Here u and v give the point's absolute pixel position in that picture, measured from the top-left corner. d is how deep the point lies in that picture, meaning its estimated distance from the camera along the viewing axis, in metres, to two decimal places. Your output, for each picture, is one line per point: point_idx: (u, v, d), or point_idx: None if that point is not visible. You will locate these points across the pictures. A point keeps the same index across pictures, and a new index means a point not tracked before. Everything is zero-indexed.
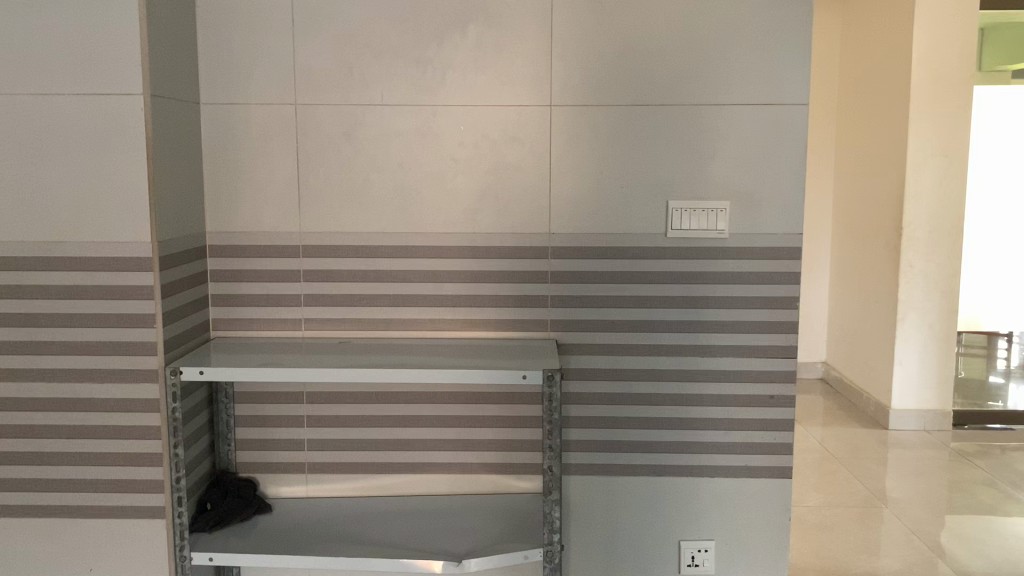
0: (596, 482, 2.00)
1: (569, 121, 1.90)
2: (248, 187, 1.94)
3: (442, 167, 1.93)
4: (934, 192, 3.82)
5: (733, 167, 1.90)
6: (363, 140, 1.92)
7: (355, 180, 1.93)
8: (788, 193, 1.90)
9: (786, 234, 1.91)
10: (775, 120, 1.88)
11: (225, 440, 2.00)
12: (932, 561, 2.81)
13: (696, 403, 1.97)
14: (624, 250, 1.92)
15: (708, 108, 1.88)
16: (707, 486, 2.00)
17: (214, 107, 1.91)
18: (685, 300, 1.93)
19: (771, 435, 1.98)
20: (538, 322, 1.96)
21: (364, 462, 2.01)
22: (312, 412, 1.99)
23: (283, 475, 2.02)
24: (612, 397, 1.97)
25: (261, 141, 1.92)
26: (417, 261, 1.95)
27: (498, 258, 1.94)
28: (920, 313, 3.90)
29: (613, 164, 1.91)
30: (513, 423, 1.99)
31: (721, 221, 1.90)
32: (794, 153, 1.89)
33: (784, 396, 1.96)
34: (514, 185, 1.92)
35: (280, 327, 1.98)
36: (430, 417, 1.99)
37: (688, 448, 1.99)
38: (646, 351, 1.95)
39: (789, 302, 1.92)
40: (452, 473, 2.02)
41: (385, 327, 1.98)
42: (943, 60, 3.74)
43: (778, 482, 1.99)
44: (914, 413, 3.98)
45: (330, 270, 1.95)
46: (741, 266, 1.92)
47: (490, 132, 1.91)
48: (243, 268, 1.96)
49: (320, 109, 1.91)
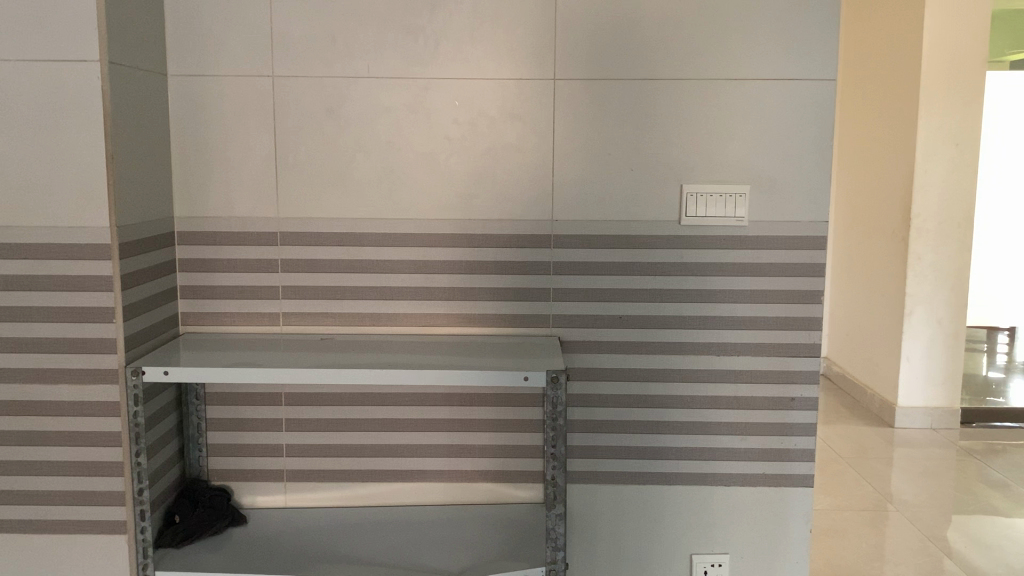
0: (601, 492, 1.84)
1: (575, 96, 1.73)
2: (220, 169, 1.76)
3: (435, 147, 1.75)
4: (944, 181, 3.67)
5: (755, 149, 1.74)
6: (348, 117, 1.74)
7: (339, 162, 1.76)
8: (812, 178, 1.74)
9: (811, 222, 1.75)
10: (801, 98, 1.72)
11: (196, 446, 1.83)
12: (948, 568, 2.65)
13: (710, 406, 1.81)
14: (633, 240, 1.76)
15: (727, 84, 1.72)
16: (721, 496, 1.84)
17: (183, 79, 1.73)
18: (699, 294, 1.77)
19: (791, 441, 1.82)
20: (539, 317, 1.79)
21: (349, 470, 1.85)
22: (291, 415, 1.83)
23: (260, 483, 1.85)
24: (619, 399, 1.81)
25: (235, 117, 1.74)
26: (406, 250, 1.78)
27: (496, 247, 1.77)
28: (928, 307, 3.76)
29: (623, 144, 1.74)
30: (511, 427, 1.82)
31: (739, 207, 1.74)
32: (822, 134, 1.73)
33: (806, 398, 1.81)
34: (515, 167, 1.75)
35: (256, 322, 1.81)
36: (420, 421, 1.83)
37: (701, 455, 1.83)
38: (656, 349, 1.79)
39: (812, 296, 1.77)
40: (445, 482, 1.85)
41: (371, 322, 1.81)
42: (955, 43, 3.58)
43: (797, 491, 1.84)
44: (922, 411, 3.84)
45: (311, 260, 1.78)
46: (761, 257, 1.76)
47: (488, 108, 1.74)
48: (214, 258, 1.78)
49: (301, 82, 1.73)
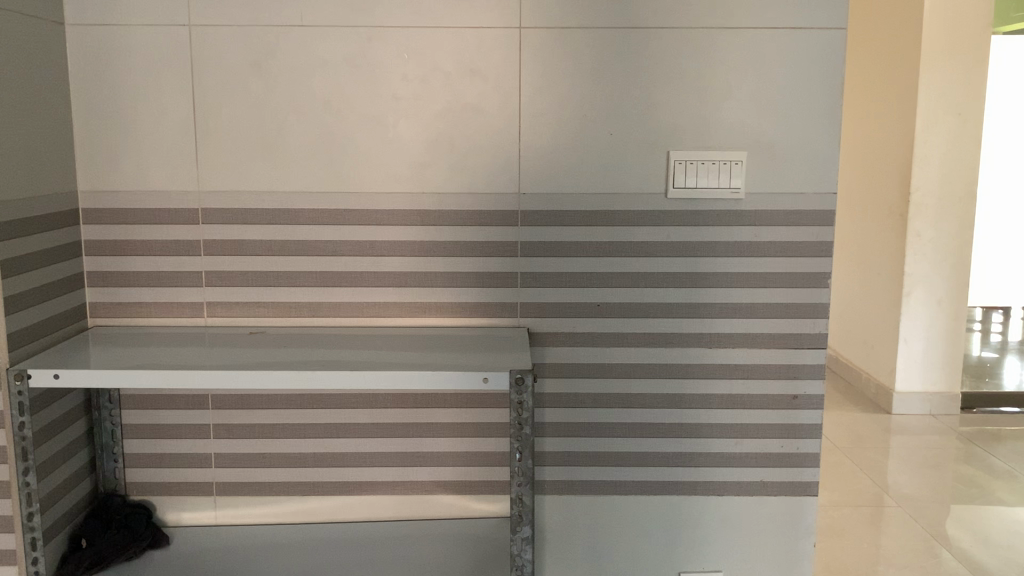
0: (577, 505, 1.61)
1: (543, 49, 1.48)
2: (131, 135, 1.51)
3: (381, 108, 1.50)
4: (945, 152, 3.44)
5: (754, 109, 1.50)
6: (279, 74, 1.49)
7: (269, 126, 1.51)
8: (817, 142, 1.51)
9: (817, 194, 1.52)
10: (805, 49, 1.48)
11: (110, 456, 1.59)
12: (957, 570, 2.42)
13: (701, 406, 1.58)
14: (613, 216, 1.52)
15: (721, 34, 1.48)
16: (713, 507, 1.62)
17: (83, 30, 1.48)
18: (688, 278, 1.54)
19: (793, 444, 1.60)
20: (505, 306, 1.55)
21: (289, 483, 1.61)
22: (220, 420, 1.59)
23: (186, 498, 1.61)
24: (597, 398, 1.58)
25: (146, 74, 1.49)
26: (350, 230, 1.53)
27: (453, 224, 1.53)
28: (928, 286, 3.55)
29: (601, 104, 1.50)
30: (473, 432, 1.59)
31: (735, 177, 1.51)
32: (830, 92, 1.50)
33: (810, 396, 1.58)
34: (475, 130, 1.51)
35: (177, 314, 1.56)
36: (369, 425, 1.59)
37: (691, 460, 1.60)
38: (640, 341, 1.56)
39: (817, 280, 1.54)
40: (398, 495, 1.62)
41: (311, 313, 1.56)
42: (957, 6, 3.34)
43: (796, 500, 1.62)
44: (920, 397, 3.64)
45: (238, 241, 1.54)
46: (759, 235, 1.53)
47: (443, 62, 1.49)
48: (126, 240, 1.54)
49: (222, 33, 1.48)
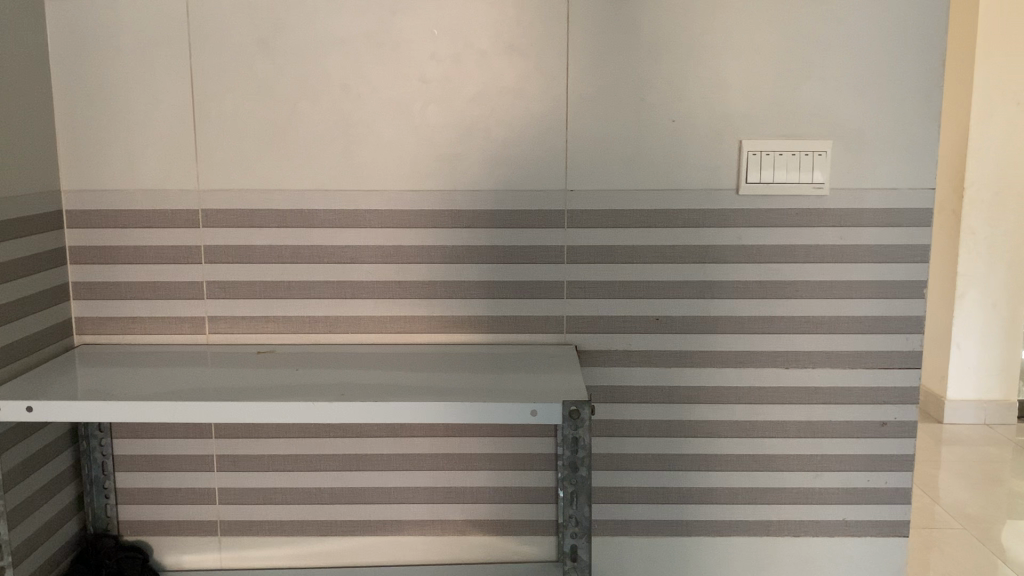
0: (631, 547, 1.41)
1: (596, 23, 1.28)
2: (121, 127, 1.32)
3: (407, 92, 1.30)
4: (1004, 144, 3.14)
5: (839, 91, 1.29)
6: (290, 54, 1.29)
7: (279, 115, 1.31)
8: (911, 130, 1.30)
9: (911, 189, 1.31)
10: (899, 22, 1.27)
11: (100, 492, 1.39)
12: None
13: (775, 435, 1.38)
14: (675, 216, 1.32)
15: (802, 4, 1.27)
16: (787, 549, 1.41)
17: (66, 5, 1.28)
18: (761, 287, 1.33)
19: (880, 478, 1.39)
20: (549, 320, 1.35)
21: (303, 522, 1.42)
22: (225, 452, 1.39)
23: (187, 538, 1.42)
24: (655, 427, 1.37)
25: (138, 56, 1.30)
26: (372, 233, 1.33)
27: (490, 227, 1.33)
28: (983, 288, 3.27)
29: (661, 87, 1.29)
30: (512, 464, 1.39)
31: (817, 170, 1.30)
32: (928, 72, 1.28)
33: (901, 423, 1.37)
34: (517, 117, 1.30)
35: (175, 330, 1.37)
36: (393, 456, 1.39)
37: (763, 496, 1.40)
38: (703, 361, 1.36)
39: (910, 290, 1.33)
40: (427, 536, 1.42)
41: (327, 329, 1.37)
42: None
43: (882, 541, 1.41)
44: (975, 405, 3.33)
45: (245, 247, 1.34)
46: (845, 238, 1.32)
47: (479, 40, 1.29)
48: (116, 246, 1.34)
49: (225, 6, 1.28)
